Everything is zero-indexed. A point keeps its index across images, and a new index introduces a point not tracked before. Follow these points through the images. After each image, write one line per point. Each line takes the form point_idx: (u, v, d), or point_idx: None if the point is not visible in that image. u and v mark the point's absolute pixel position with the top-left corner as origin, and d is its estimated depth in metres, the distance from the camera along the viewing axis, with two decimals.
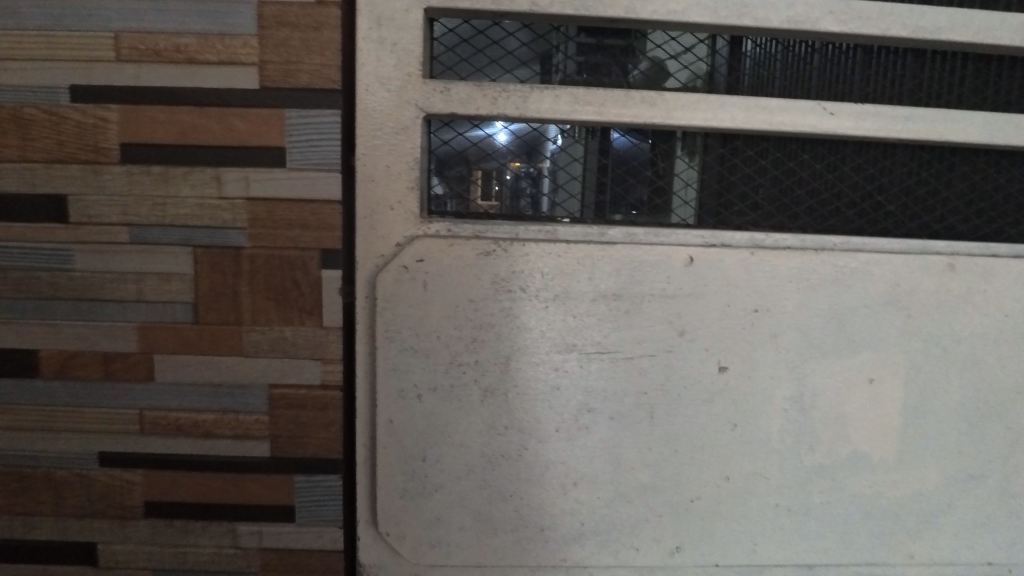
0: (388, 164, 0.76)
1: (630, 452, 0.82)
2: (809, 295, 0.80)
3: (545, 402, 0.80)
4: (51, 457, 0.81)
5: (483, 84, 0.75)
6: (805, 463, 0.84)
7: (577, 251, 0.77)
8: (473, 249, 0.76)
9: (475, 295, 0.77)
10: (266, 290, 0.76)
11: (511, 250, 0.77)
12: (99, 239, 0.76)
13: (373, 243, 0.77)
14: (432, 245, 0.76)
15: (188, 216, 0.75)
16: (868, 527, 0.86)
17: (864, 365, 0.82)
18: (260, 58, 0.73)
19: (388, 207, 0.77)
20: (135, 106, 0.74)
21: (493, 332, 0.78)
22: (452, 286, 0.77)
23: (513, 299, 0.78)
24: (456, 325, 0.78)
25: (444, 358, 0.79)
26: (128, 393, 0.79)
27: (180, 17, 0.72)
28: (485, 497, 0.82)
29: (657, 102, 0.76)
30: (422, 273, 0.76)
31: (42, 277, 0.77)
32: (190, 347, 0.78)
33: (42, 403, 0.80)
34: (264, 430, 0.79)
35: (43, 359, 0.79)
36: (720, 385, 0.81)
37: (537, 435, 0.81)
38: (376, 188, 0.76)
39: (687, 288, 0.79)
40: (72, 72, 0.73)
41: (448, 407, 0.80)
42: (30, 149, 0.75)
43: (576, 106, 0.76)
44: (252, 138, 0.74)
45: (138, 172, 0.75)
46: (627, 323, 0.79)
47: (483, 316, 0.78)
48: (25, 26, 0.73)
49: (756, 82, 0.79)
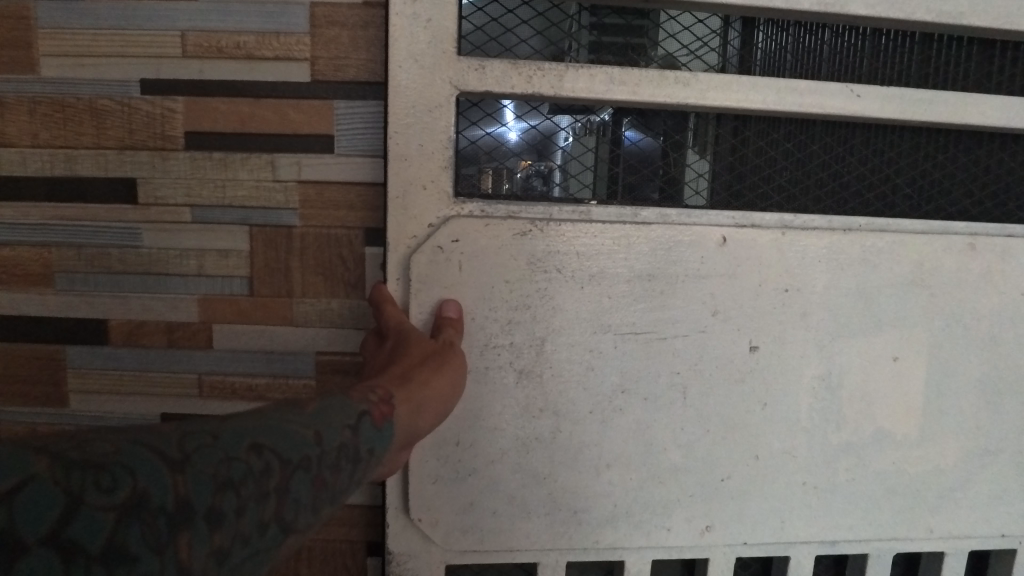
0: (420, 143, 0.77)
1: (662, 432, 0.84)
2: (838, 274, 0.84)
3: (580, 383, 0.82)
4: (117, 418, 0.89)
5: (519, 62, 0.77)
6: (833, 441, 0.88)
7: (616, 230, 0.80)
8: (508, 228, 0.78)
9: (511, 276, 0.79)
10: (316, 266, 0.84)
11: (547, 229, 0.79)
12: (165, 218, 0.84)
13: (403, 224, 0.78)
14: (469, 224, 0.78)
15: (245, 198, 0.83)
16: (889, 502, 0.90)
17: (890, 343, 0.86)
18: (312, 54, 0.80)
19: (422, 185, 0.78)
20: (199, 98, 0.81)
21: (528, 313, 0.80)
22: (486, 266, 0.79)
23: (549, 278, 0.80)
24: (492, 307, 0.80)
25: (478, 342, 0.80)
26: (189, 359, 0.87)
27: (239, 18, 0.80)
28: (518, 482, 0.83)
29: (691, 82, 0.80)
30: (457, 253, 0.78)
31: (113, 253, 0.85)
32: (245, 317, 0.86)
33: (111, 368, 0.88)
34: (311, 394, 0.87)
35: (113, 328, 0.87)
36: (753, 364, 0.85)
37: (572, 417, 0.83)
38: (405, 166, 0.78)
39: (720, 268, 0.82)
40: (142, 67, 0.81)
41: (481, 391, 0.81)
42: (104, 137, 0.83)
43: (611, 85, 0.79)
44: (305, 126, 0.82)
45: (202, 158, 0.82)
46: (663, 302, 0.82)
47: (517, 297, 0.80)
48: (101, 26, 0.81)
49: (771, 61, 0.84)
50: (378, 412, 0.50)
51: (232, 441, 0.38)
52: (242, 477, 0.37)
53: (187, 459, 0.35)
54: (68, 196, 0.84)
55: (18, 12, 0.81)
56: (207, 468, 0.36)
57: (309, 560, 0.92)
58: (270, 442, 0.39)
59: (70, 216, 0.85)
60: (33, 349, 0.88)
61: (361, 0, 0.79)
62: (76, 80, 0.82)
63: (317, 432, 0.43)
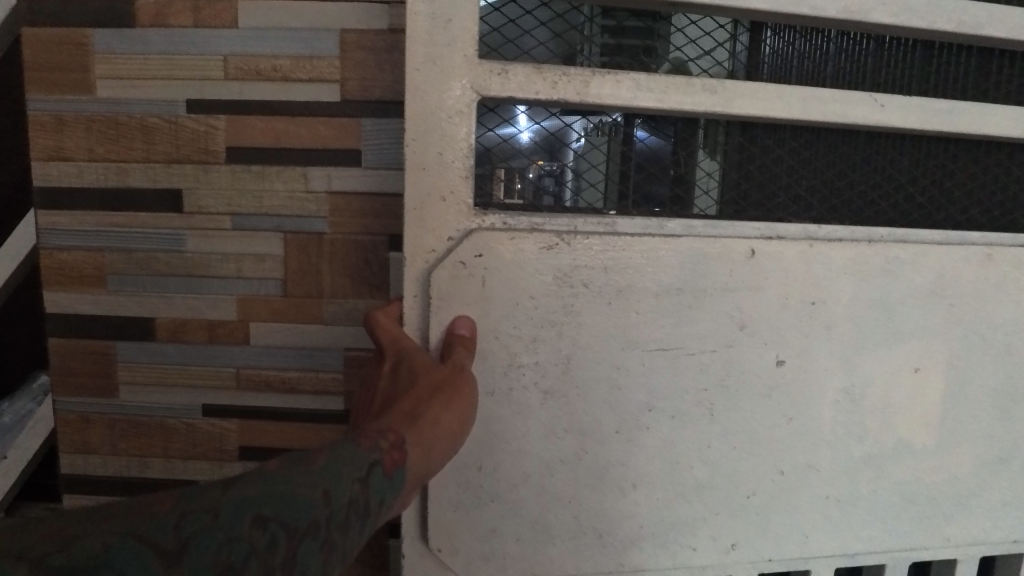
0: (438, 152, 0.70)
1: (685, 449, 0.77)
2: (862, 286, 0.78)
3: (607, 401, 0.75)
4: (161, 408, 0.97)
5: (543, 66, 0.70)
6: (854, 452, 0.81)
7: (641, 243, 0.73)
8: (535, 242, 0.71)
9: (535, 292, 0.72)
10: (345, 269, 0.92)
11: (573, 242, 0.72)
12: (207, 225, 0.92)
13: (420, 236, 0.71)
14: (495, 239, 0.70)
15: (280, 207, 0.91)
16: (908, 513, 0.84)
17: (910, 355, 0.80)
18: (342, 76, 0.88)
19: (443, 197, 0.71)
20: (239, 116, 0.89)
21: (554, 329, 0.73)
22: (510, 280, 0.71)
23: (575, 294, 0.73)
24: (516, 324, 0.72)
25: (501, 359, 0.72)
26: (228, 354, 0.95)
27: (276, 43, 0.87)
28: (542, 505, 0.75)
29: (716, 89, 0.73)
30: (481, 268, 0.70)
31: (159, 257, 0.93)
32: (278, 316, 0.93)
33: (156, 362, 0.96)
34: (339, 386, 0.95)
35: (158, 326, 0.95)
36: (779, 378, 0.78)
37: (598, 436, 0.75)
38: (424, 175, 0.70)
39: (745, 280, 0.75)
40: (188, 88, 0.89)
41: (506, 410, 0.73)
42: (153, 151, 0.91)
43: (639, 92, 0.72)
44: (334, 142, 0.89)
45: (241, 171, 0.90)
46: (688, 317, 0.75)
47: (542, 313, 0.73)
48: (151, 52, 0.89)
49: (775, 68, 0.80)
50: (389, 459, 0.51)
51: (236, 517, 0.37)
52: (246, 558, 0.36)
53: (184, 548, 0.35)
54: (120, 206, 0.93)
55: (77, 39, 0.90)
56: (206, 555, 0.35)
57: None
58: (274, 512, 0.39)
59: (121, 223, 0.93)
60: (87, 345, 0.97)
61: (387, 26, 0.87)
62: (128, 100, 0.90)
63: (324, 491, 0.42)
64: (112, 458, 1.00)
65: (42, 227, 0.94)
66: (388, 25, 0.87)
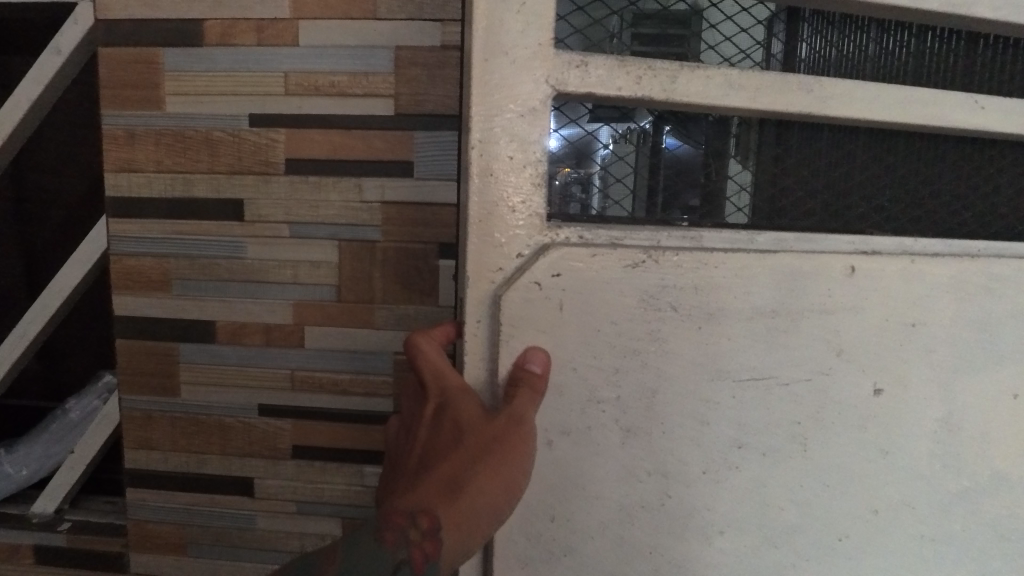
0: (509, 155, 0.59)
1: (778, 493, 0.67)
2: (964, 303, 0.67)
3: (692, 440, 0.65)
4: (220, 407, 1.02)
5: (627, 58, 0.60)
6: (950, 488, 0.71)
7: (733, 259, 0.62)
8: (619, 259, 0.60)
9: (620, 317, 0.61)
10: (396, 276, 0.95)
11: (661, 258, 0.61)
12: (266, 233, 0.97)
13: (484, 251, 0.60)
14: (572, 254, 0.60)
15: (335, 216, 0.95)
16: (1004, 551, 0.73)
17: (1009, 378, 0.70)
18: (396, 91, 0.91)
19: (510, 208, 0.60)
20: (298, 129, 0.94)
21: (637, 359, 0.62)
22: (592, 303, 0.60)
23: (662, 318, 0.62)
24: (596, 354, 0.61)
25: (580, 394, 0.62)
26: (283, 356, 0.99)
27: (335, 60, 0.92)
28: (627, 554, 0.65)
29: (812, 87, 0.64)
30: (558, 291, 0.60)
31: (221, 263, 0.98)
32: (332, 320, 0.97)
33: (216, 363, 1.01)
34: (388, 389, 0.98)
35: (218, 329, 1.00)
36: (877, 411, 0.68)
37: (683, 480, 0.65)
38: (491, 183, 0.59)
39: (846, 300, 0.65)
40: (251, 103, 0.94)
41: (585, 451, 0.63)
42: (217, 163, 0.96)
43: (731, 90, 0.62)
44: (388, 154, 0.93)
45: (300, 181, 0.95)
46: (781, 344, 0.64)
47: (625, 340, 0.62)
48: (217, 69, 0.94)
49: (816, 58, 0.71)
50: (419, 554, 0.57)
51: None
52: None
53: None
54: (185, 214, 0.98)
55: (149, 58, 0.95)
56: None
57: None
58: None
59: (186, 230, 0.98)
60: (151, 346, 1.02)
61: (440, 43, 0.90)
62: (195, 115, 0.95)
63: None
64: (172, 455, 1.05)
65: (113, 234, 1.00)
66: (441, 42, 0.90)
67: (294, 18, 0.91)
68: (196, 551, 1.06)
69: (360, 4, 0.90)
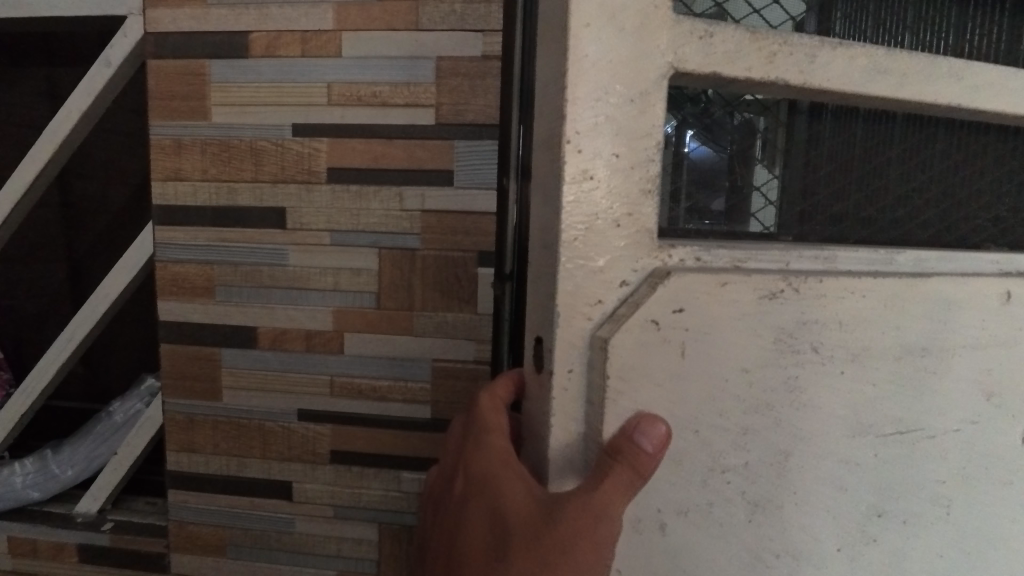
0: (613, 151, 0.47)
1: (915, 566, 0.61)
2: None
3: (828, 511, 0.56)
4: (261, 411, 1.04)
5: (759, 32, 0.51)
6: None
7: (888, 286, 0.55)
8: (754, 288, 0.51)
9: (752, 364, 0.52)
10: (436, 283, 0.96)
11: (804, 286, 0.52)
12: (308, 241, 0.98)
13: (577, 279, 0.49)
14: (698, 284, 0.50)
15: (376, 224, 0.96)
16: None
17: None
18: (437, 101, 0.93)
19: (615, 221, 0.49)
20: (341, 139, 0.95)
21: (772, 415, 0.53)
22: (721, 346, 0.51)
23: (801, 362, 0.53)
24: (722, 412, 0.52)
25: (703, 462, 0.52)
26: (324, 362, 1.01)
27: (377, 71, 0.93)
28: None
29: (959, 72, 0.60)
30: (680, 331, 0.50)
31: (263, 270, 1.00)
32: (372, 327, 0.98)
33: (257, 368, 1.03)
34: (427, 396, 0.99)
35: (260, 335, 1.02)
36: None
37: (816, 561, 0.57)
38: (589, 188, 0.47)
39: (1002, 333, 0.60)
40: (295, 113, 0.96)
41: (711, 530, 0.54)
42: (261, 172, 0.98)
43: (873, 76, 0.55)
44: (429, 163, 0.94)
45: (341, 190, 0.96)
46: (929, 391, 0.58)
47: (757, 392, 0.52)
48: (262, 80, 0.96)
49: (851, 28, 0.64)
50: None
51: None
52: None
53: None
54: (229, 222, 1.00)
55: (197, 70, 0.98)
56: None
57: None
58: None
59: (230, 238, 1.00)
60: (195, 351, 1.04)
61: (481, 54, 0.91)
62: (241, 125, 0.97)
63: None
64: (214, 458, 1.06)
65: (159, 242, 1.02)
66: (482, 53, 0.91)
67: (337, 30, 0.93)
68: (236, 552, 1.08)
69: (403, 15, 0.91)
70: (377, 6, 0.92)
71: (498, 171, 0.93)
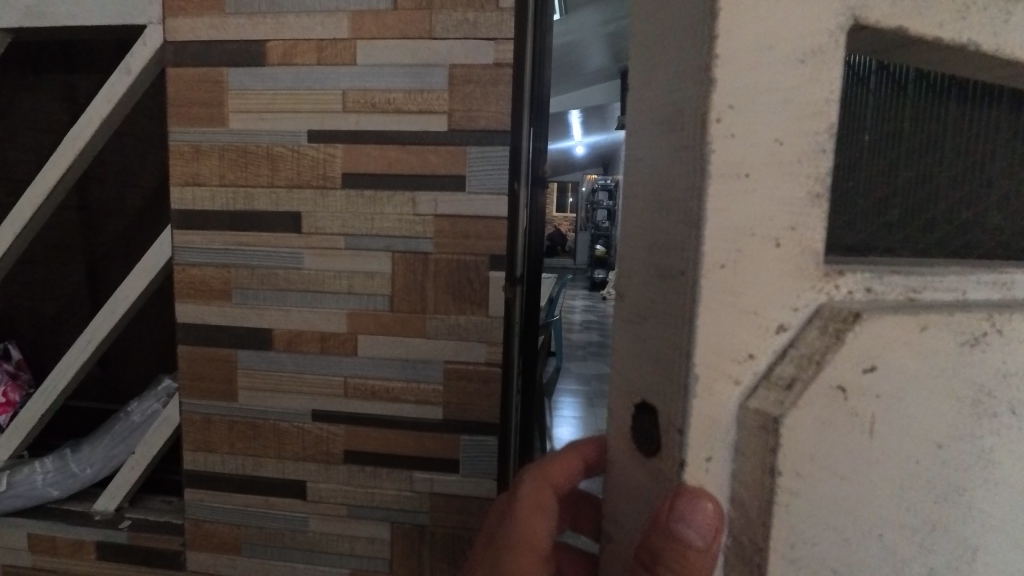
0: (773, 134, 0.33)
1: None
2: None
3: None
4: (276, 412, 1.06)
5: None
6: None
7: None
8: (957, 334, 0.36)
9: (955, 443, 0.37)
10: (448, 287, 0.98)
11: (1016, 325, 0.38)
12: (323, 245, 1.00)
13: (725, 324, 0.33)
14: (896, 330, 0.34)
15: (390, 229, 0.98)
16: None
17: None
18: (450, 108, 0.94)
19: (773, 239, 0.34)
20: (356, 145, 0.97)
21: (972, 512, 0.38)
22: (918, 421, 0.35)
23: (1009, 435, 0.38)
24: (914, 511, 0.37)
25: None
26: (338, 363, 1.02)
27: (391, 78, 0.95)
28: None
29: None
30: (871, 400, 0.34)
31: (279, 273, 1.02)
32: (386, 329, 1.00)
33: (272, 369, 1.05)
34: (439, 397, 1.00)
35: (276, 336, 1.04)
36: None
37: None
38: (734, 197, 0.32)
39: None
40: (310, 120, 0.98)
41: None
42: (277, 177, 1.00)
43: None
44: (442, 168, 0.96)
45: (356, 195, 0.98)
46: None
47: (959, 481, 0.37)
48: (278, 88, 0.98)
49: None
50: None
51: None
52: None
53: None
54: (246, 226, 1.02)
55: (215, 77, 1.00)
56: None
57: (431, 544, 1.04)
58: None
59: (247, 241, 1.02)
60: (212, 352, 1.06)
61: (493, 62, 0.93)
62: (258, 131, 1.00)
63: None
64: (229, 457, 1.09)
65: (177, 245, 1.04)
66: (494, 61, 0.93)
67: (353, 38, 0.95)
68: (250, 550, 1.10)
69: (417, 24, 0.93)
70: (392, 15, 0.94)
71: (510, 177, 0.95)
